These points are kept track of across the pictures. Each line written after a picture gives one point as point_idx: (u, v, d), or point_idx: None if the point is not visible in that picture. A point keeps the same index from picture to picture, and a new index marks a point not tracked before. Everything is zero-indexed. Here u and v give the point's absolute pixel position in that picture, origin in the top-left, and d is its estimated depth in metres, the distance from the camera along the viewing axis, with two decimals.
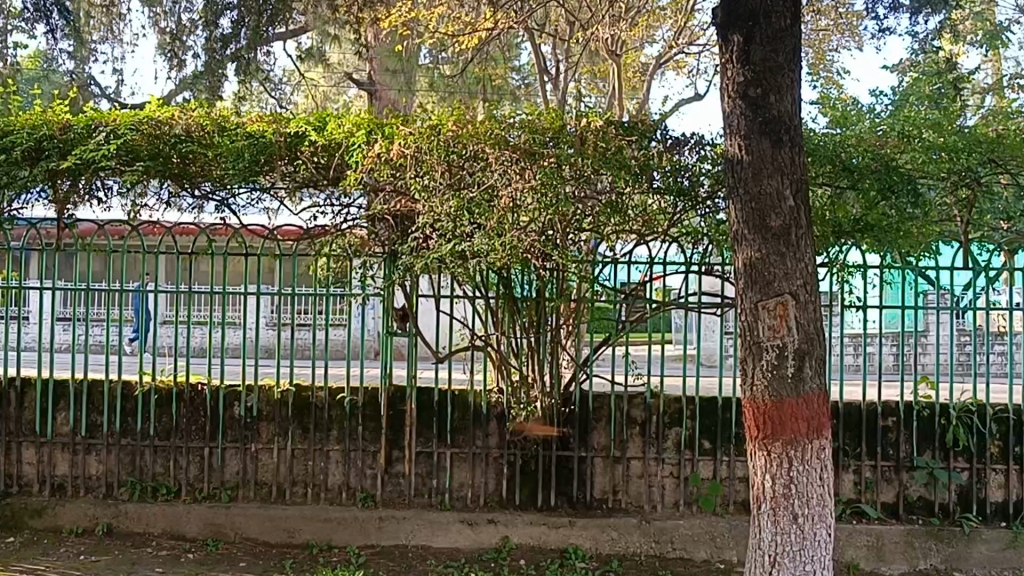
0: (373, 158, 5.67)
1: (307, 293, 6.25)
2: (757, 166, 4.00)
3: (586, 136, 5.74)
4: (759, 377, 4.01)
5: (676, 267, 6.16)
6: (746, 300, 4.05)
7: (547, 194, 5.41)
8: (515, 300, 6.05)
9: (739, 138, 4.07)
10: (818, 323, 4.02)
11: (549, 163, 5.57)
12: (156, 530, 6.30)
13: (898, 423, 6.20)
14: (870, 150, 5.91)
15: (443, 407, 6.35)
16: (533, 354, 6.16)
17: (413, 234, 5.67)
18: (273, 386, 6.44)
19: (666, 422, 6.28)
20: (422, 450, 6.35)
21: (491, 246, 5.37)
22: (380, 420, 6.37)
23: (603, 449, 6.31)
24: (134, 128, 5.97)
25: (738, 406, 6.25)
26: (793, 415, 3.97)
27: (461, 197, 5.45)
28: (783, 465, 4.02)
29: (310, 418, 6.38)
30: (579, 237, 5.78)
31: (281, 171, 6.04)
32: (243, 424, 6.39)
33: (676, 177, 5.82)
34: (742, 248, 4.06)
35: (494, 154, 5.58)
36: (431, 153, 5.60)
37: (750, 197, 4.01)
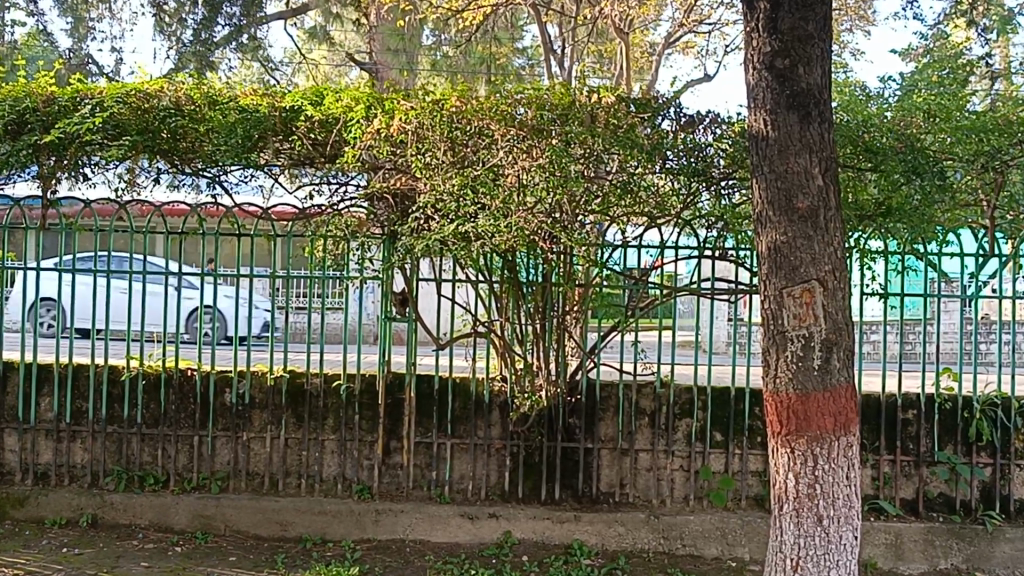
0: (372, 134, 5.39)
1: (302, 277, 5.98)
2: (784, 142, 3.72)
3: (596, 115, 5.52)
4: (782, 369, 3.75)
5: (689, 252, 5.88)
6: (769, 286, 3.78)
7: (556, 171, 5.16)
8: (520, 285, 5.79)
9: (764, 112, 3.78)
10: (846, 311, 3.76)
11: (557, 141, 5.31)
12: (142, 522, 6.03)
13: (919, 416, 5.94)
14: (893, 129, 5.64)
15: (444, 396, 6.10)
16: (537, 341, 5.90)
17: (413, 214, 5.39)
18: (266, 371, 6.20)
19: (676, 412, 6.02)
20: (422, 440, 6.10)
21: (496, 228, 5.08)
22: (377, 408, 6.11)
23: (610, 441, 6.06)
24: (120, 101, 5.66)
25: (751, 397, 5.99)
26: (819, 411, 3.71)
27: (465, 174, 5.19)
28: (808, 463, 3.76)
29: (304, 406, 6.12)
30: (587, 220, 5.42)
31: (272, 145, 5.78)
32: (235, 412, 6.14)
33: (691, 157, 5.57)
34: (765, 230, 3.78)
35: (502, 131, 5.35)
36: (436, 130, 5.33)
37: (776, 175, 3.73)
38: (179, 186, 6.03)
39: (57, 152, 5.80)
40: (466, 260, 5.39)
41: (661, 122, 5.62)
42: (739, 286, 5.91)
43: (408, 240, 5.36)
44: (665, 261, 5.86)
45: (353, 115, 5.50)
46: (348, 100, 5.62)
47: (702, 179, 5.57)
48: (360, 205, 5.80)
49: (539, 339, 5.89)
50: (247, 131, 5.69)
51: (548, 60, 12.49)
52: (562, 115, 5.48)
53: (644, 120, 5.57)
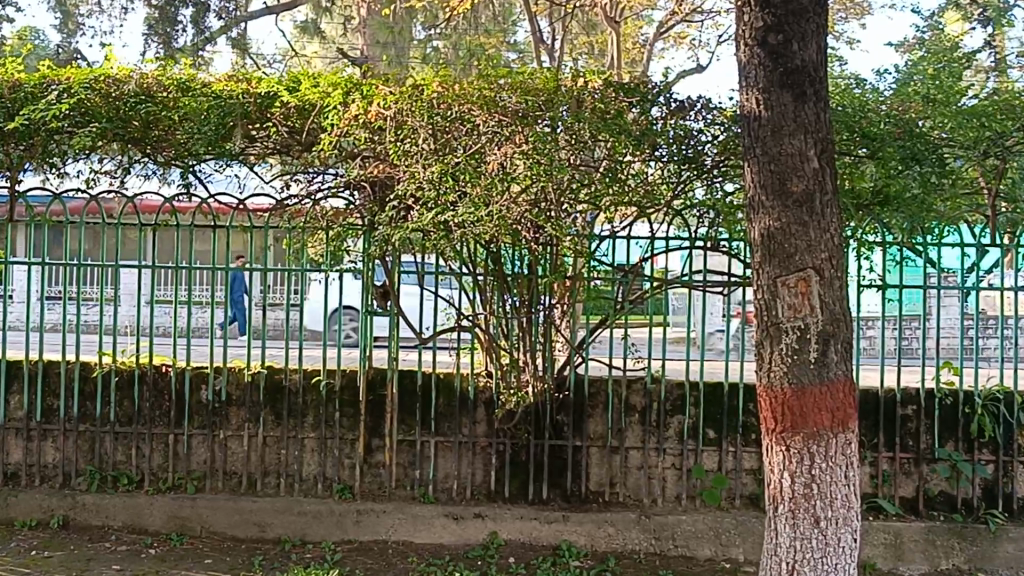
0: (349, 120, 5.20)
1: (280, 271, 5.78)
2: (778, 122, 3.52)
3: (584, 100, 5.30)
4: (776, 362, 3.55)
5: (680, 244, 5.68)
6: (762, 275, 3.58)
7: (540, 159, 4.95)
8: (505, 277, 5.59)
9: (757, 91, 3.58)
10: (843, 301, 3.57)
11: (542, 127, 5.12)
12: (115, 524, 5.82)
13: (919, 412, 5.75)
14: (892, 114, 5.46)
15: (427, 393, 5.89)
16: (524, 335, 5.70)
17: (391, 202, 5.19)
18: (243, 367, 5.99)
19: (668, 409, 5.83)
20: (405, 439, 5.90)
21: (477, 217, 4.87)
22: (358, 405, 5.90)
23: (600, 439, 5.86)
24: (88, 87, 5.50)
25: (744, 392, 5.79)
26: (816, 407, 3.52)
27: (446, 162, 5.00)
28: (804, 462, 3.57)
29: (283, 404, 5.92)
30: (575, 212, 5.16)
31: (244, 132, 5.56)
32: (211, 409, 5.93)
33: (683, 145, 5.39)
34: (758, 217, 3.58)
35: (485, 116, 5.14)
36: (416, 116, 5.14)
37: (769, 158, 3.53)
38: (149, 177, 5.83)
39: (25, 140, 5.59)
40: (449, 251, 5.19)
41: (652, 111, 5.42)
42: (732, 279, 5.72)
43: (387, 232, 5.16)
44: (655, 252, 5.67)
45: (329, 102, 5.32)
46: (325, 86, 5.43)
47: (693, 168, 5.43)
48: (338, 195, 5.61)
49: (526, 332, 5.69)
50: (220, 118, 5.46)
51: (539, 52, 12.28)
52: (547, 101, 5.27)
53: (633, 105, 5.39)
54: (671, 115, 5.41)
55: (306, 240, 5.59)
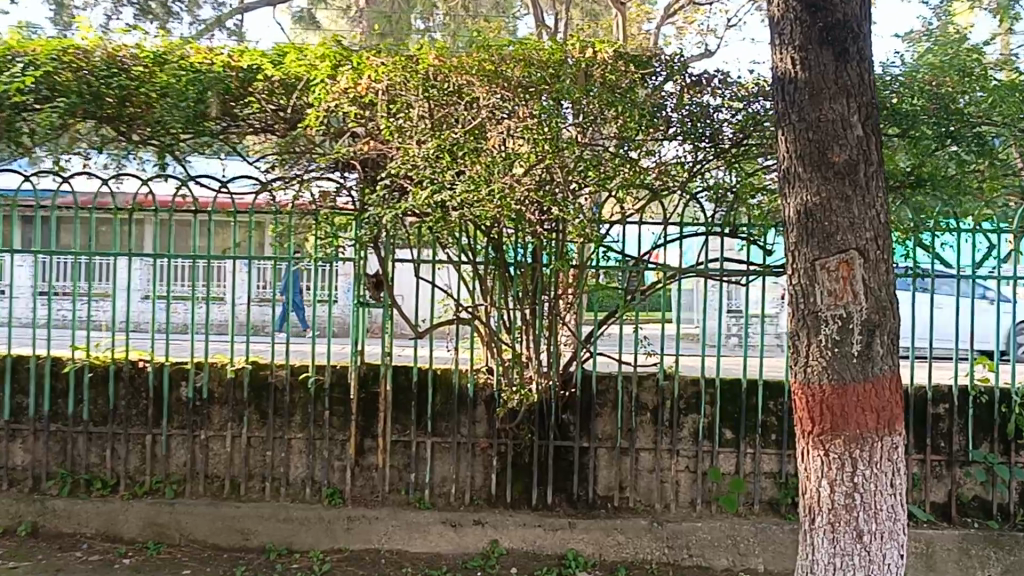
0: (337, 94, 4.79)
1: (266, 261, 5.35)
2: (816, 84, 3.11)
3: (593, 72, 4.88)
4: (815, 356, 3.15)
5: (695, 231, 5.30)
6: (798, 258, 3.18)
7: (544, 134, 4.59)
8: (506, 266, 5.21)
9: (793, 50, 3.17)
10: (890, 286, 3.16)
11: (548, 100, 4.71)
12: (88, 531, 5.41)
13: (952, 411, 5.34)
14: (925, 89, 5.04)
15: (424, 390, 5.49)
16: (528, 330, 5.29)
17: (384, 182, 4.78)
18: (226, 364, 5.59)
19: (681, 408, 5.42)
20: (399, 439, 5.48)
21: (477, 196, 4.46)
22: (349, 404, 5.50)
23: (609, 439, 5.45)
24: (55, 59, 5.08)
25: (764, 390, 5.41)
26: (859, 406, 3.12)
27: (443, 138, 4.60)
28: (845, 469, 3.17)
29: (268, 402, 5.51)
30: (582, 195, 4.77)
31: (224, 108, 5.18)
32: (192, 407, 5.52)
33: (699, 122, 4.97)
34: (793, 191, 3.18)
35: (485, 90, 4.74)
36: (412, 89, 4.75)
37: (806, 125, 3.12)
38: (124, 161, 5.46)
39: None
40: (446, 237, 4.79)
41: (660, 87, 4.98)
42: (752, 267, 5.32)
43: (379, 214, 4.76)
44: (668, 243, 5.32)
45: (316, 74, 4.91)
46: (312, 56, 5.00)
47: (710, 149, 5.05)
48: (329, 178, 5.19)
49: (529, 324, 5.28)
50: (200, 92, 5.07)
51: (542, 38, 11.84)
52: (553, 73, 4.84)
53: (646, 78, 4.98)
54: (682, 90, 4.98)
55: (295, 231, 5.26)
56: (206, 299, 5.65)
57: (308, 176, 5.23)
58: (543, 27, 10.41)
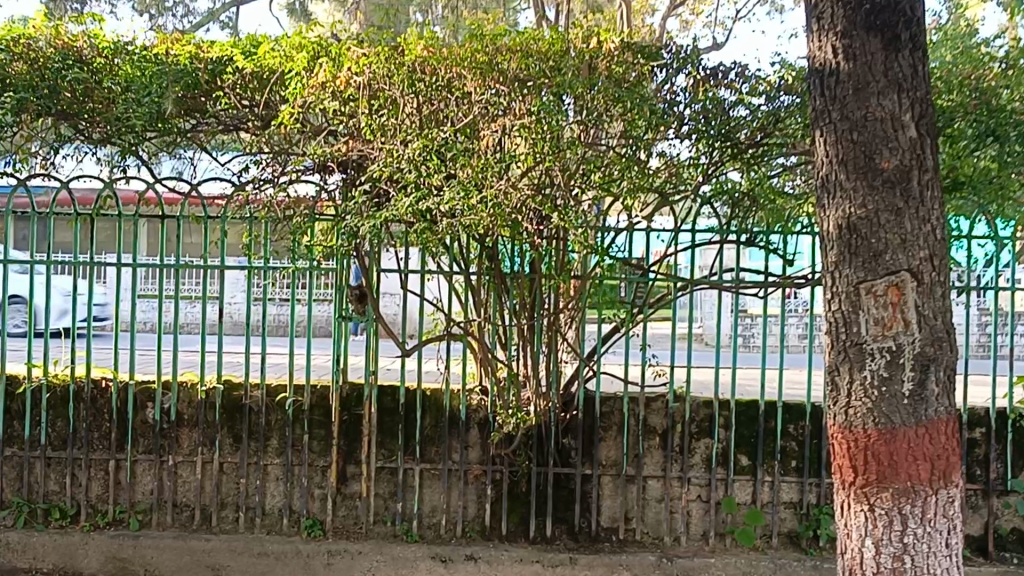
0: (314, 88, 4.29)
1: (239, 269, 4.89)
2: (862, 76, 2.65)
3: (598, 65, 4.38)
4: (858, 397, 2.69)
5: (708, 236, 4.82)
6: (839, 280, 2.72)
7: (541, 132, 4.14)
8: (503, 276, 4.73)
9: (834, 36, 2.71)
10: (946, 313, 2.70)
11: (547, 94, 4.29)
12: (45, 566, 4.96)
13: (989, 436, 4.89)
14: (964, 83, 4.56)
15: (412, 412, 5.03)
16: (525, 345, 4.84)
17: (363, 187, 4.34)
18: (196, 383, 5.13)
19: (693, 432, 4.96)
20: (385, 466, 5.03)
21: (466, 203, 4.01)
22: (330, 427, 5.04)
23: (613, 466, 4.99)
24: (4, 49, 4.63)
25: (783, 412, 4.95)
26: (910, 455, 2.66)
27: (429, 137, 4.13)
28: (893, 527, 2.70)
29: (242, 425, 5.05)
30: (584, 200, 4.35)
31: (190, 105, 4.70)
32: (158, 431, 5.06)
33: (711, 116, 4.52)
34: (833, 202, 2.71)
35: (478, 84, 4.25)
36: (396, 83, 4.25)
37: (850, 124, 2.66)
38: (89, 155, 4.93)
39: None
40: (435, 248, 4.37)
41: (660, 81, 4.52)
42: (769, 278, 4.86)
43: (361, 220, 4.30)
44: (679, 249, 4.84)
45: (291, 65, 4.40)
46: (288, 47, 4.50)
47: (730, 148, 4.58)
48: (308, 179, 4.60)
49: (527, 339, 4.84)
50: (166, 86, 4.58)
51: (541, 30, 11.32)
52: (554, 65, 4.37)
53: (654, 72, 4.51)
54: (698, 85, 4.52)
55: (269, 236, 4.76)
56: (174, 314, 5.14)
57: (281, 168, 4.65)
58: (543, 18, 9.90)
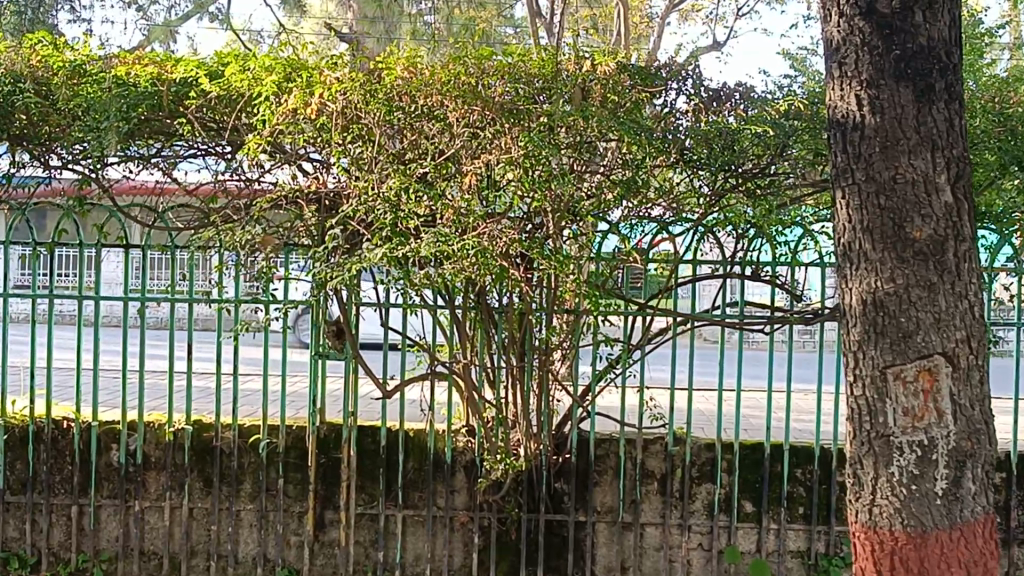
0: (284, 115, 3.94)
1: (206, 304, 4.50)
2: (892, 132, 2.33)
3: (591, 88, 4.08)
4: (884, 495, 2.38)
5: (712, 267, 4.48)
6: (862, 362, 2.39)
7: (529, 169, 3.78)
8: (491, 310, 4.34)
9: (858, 84, 2.40)
10: (982, 401, 2.39)
11: (534, 125, 3.92)
12: None
13: (1010, 481, 4.55)
14: (988, 106, 4.19)
15: (394, 454, 4.72)
16: (514, 383, 4.53)
17: (334, 227, 3.94)
18: (163, 423, 4.80)
19: (694, 476, 4.65)
20: (365, 512, 4.71)
21: (446, 248, 3.59)
22: (306, 471, 4.72)
23: (610, 513, 4.67)
24: None
25: (790, 456, 4.63)
26: (943, 562, 2.34)
27: (408, 171, 3.80)
28: None
29: (212, 468, 4.73)
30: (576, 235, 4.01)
31: (153, 127, 4.35)
32: (123, 474, 4.74)
33: (714, 142, 4.15)
34: (855, 275, 2.39)
35: (461, 113, 3.91)
36: (371, 111, 3.91)
37: (877, 187, 2.34)
38: (47, 185, 4.62)
39: None
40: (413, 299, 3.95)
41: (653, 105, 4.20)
42: (776, 312, 4.53)
43: (334, 264, 3.86)
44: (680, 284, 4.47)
45: (259, 89, 4.05)
46: (257, 68, 4.15)
47: (732, 175, 4.21)
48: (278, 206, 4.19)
49: (516, 378, 4.52)
50: (125, 109, 4.20)
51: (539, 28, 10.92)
52: (544, 87, 4.07)
53: (653, 98, 4.21)
54: (697, 110, 4.21)
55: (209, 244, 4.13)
56: (138, 355, 4.75)
57: (262, 189, 4.32)
58: (538, 17, 9.50)
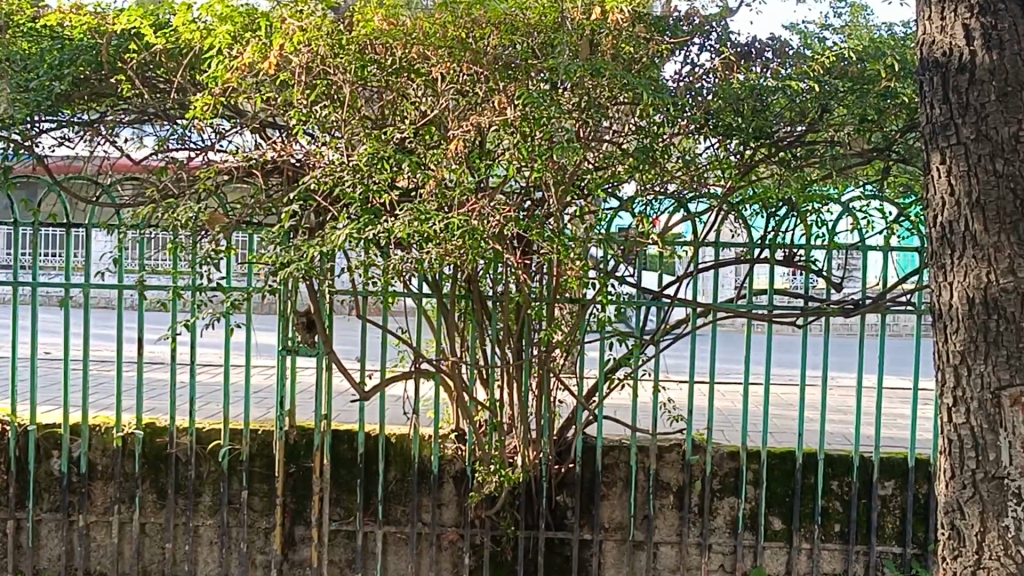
0: (239, 71, 3.34)
1: (157, 291, 3.89)
2: (1013, 76, 2.11)
3: (601, 40, 3.38)
4: (995, 555, 2.12)
5: (738, 249, 3.91)
6: (969, 383, 2.12)
7: (528, 134, 3.18)
8: (483, 298, 3.79)
9: (968, 13, 2.18)
10: None
11: (534, 83, 3.31)
12: None
13: None
14: None
15: (374, 463, 4.15)
16: (510, 383, 3.94)
17: (295, 201, 3.34)
18: (111, 426, 4.23)
19: (715, 488, 4.08)
20: (341, 529, 4.14)
21: (425, 230, 3.00)
22: (274, 481, 4.15)
23: (618, 530, 4.10)
24: None
25: (825, 467, 4.05)
26: None
27: (381, 135, 3.23)
28: None
29: (167, 478, 4.16)
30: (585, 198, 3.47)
31: (92, 90, 3.77)
32: (65, 485, 4.17)
33: (744, 100, 3.56)
34: (964, 265, 2.13)
35: (446, 67, 3.29)
36: (342, 65, 3.30)
37: (997, 149, 2.10)
38: None
39: None
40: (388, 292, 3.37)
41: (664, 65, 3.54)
42: (811, 301, 3.94)
43: (292, 247, 3.27)
44: (700, 270, 3.89)
45: (212, 41, 3.47)
46: (210, 17, 3.51)
47: (762, 144, 3.64)
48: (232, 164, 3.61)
49: (512, 377, 3.93)
50: (58, 67, 3.64)
51: None
52: (546, 40, 3.37)
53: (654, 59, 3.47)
54: (727, 65, 3.54)
55: (153, 216, 3.57)
56: (80, 349, 4.10)
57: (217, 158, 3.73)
58: None
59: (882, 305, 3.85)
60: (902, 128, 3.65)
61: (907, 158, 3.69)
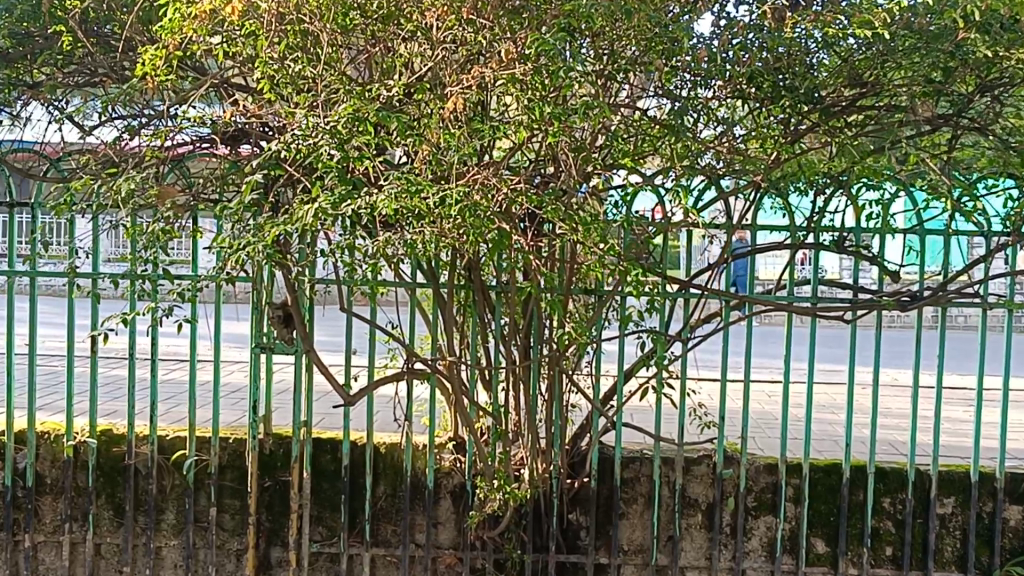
0: (198, 18, 2.77)
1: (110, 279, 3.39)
2: None
3: None
4: None
5: (777, 233, 3.40)
6: None
7: (544, 87, 2.64)
8: (486, 289, 3.28)
9: None
10: None
11: (550, 29, 2.70)
12: None
13: None
14: None
15: (361, 477, 3.65)
16: (515, 386, 3.43)
17: (259, 173, 2.83)
18: (61, 433, 3.71)
19: (750, 506, 3.58)
20: (323, 551, 3.63)
21: (417, 203, 2.48)
22: (247, 497, 3.64)
23: (640, 554, 3.60)
24: None
25: (876, 482, 3.55)
26: None
27: (365, 91, 2.70)
28: None
29: (124, 493, 3.66)
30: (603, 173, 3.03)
31: (35, 48, 3.29)
32: (9, 501, 3.67)
33: (796, 59, 2.98)
34: None
35: (441, 11, 2.72)
36: (320, 14, 2.76)
37: None
38: None
39: None
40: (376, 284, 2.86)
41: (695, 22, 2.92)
42: (861, 294, 3.44)
43: (255, 227, 2.76)
44: (732, 257, 3.38)
45: None
46: None
47: (813, 111, 3.12)
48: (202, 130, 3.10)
49: (519, 379, 3.41)
50: None
51: None
52: None
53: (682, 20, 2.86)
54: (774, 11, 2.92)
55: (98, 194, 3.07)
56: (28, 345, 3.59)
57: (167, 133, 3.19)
58: None
59: (945, 297, 3.32)
60: (974, 92, 3.08)
61: (983, 123, 3.15)
